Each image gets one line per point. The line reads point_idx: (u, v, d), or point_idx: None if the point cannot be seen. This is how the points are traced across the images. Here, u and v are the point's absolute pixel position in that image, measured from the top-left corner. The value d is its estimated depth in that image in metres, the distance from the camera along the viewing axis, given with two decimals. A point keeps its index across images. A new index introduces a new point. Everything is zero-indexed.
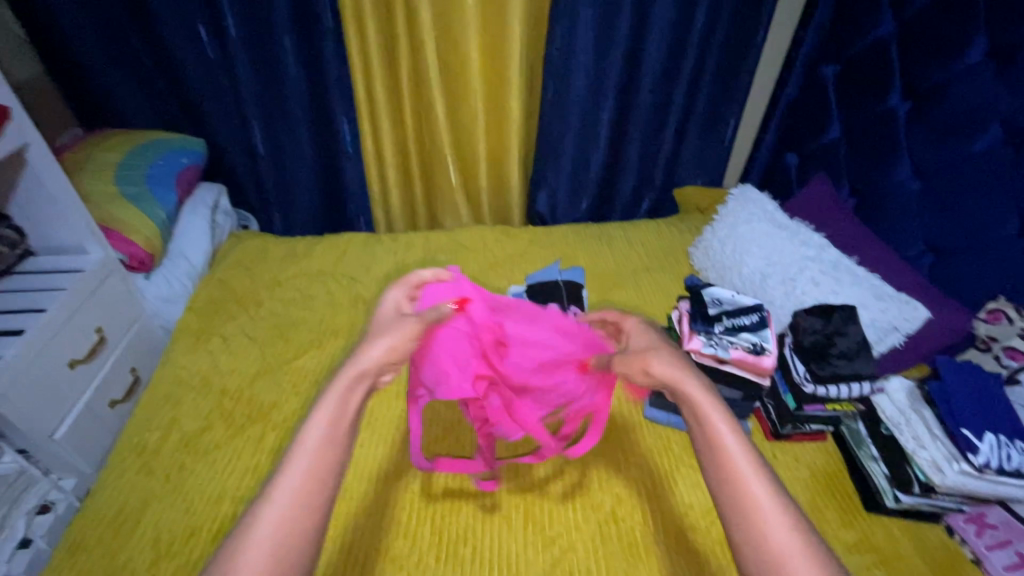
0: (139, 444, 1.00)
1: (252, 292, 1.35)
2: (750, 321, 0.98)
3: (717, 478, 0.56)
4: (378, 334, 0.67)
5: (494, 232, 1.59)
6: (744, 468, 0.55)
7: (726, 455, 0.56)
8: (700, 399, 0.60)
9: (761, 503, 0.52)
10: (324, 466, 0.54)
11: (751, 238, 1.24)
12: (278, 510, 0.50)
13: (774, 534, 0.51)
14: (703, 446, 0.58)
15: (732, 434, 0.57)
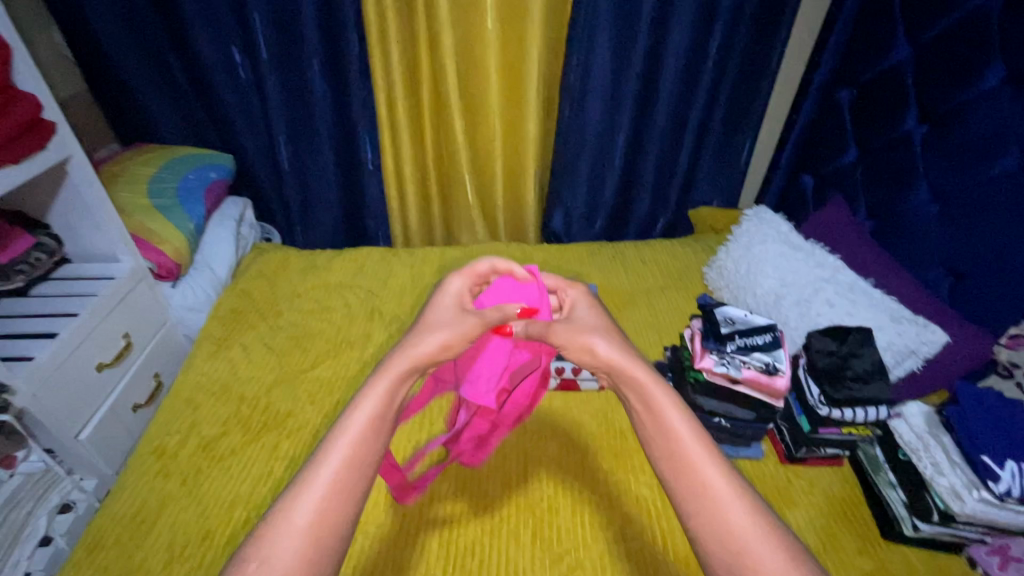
0: (159, 447, 1.03)
1: (272, 303, 1.39)
2: (763, 341, 0.98)
3: (663, 455, 0.59)
4: (431, 326, 0.69)
5: (510, 249, 1.61)
6: (687, 443, 0.59)
7: (680, 444, 0.59)
8: (644, 381, 0.63)
9: (718, 490, 0.56)
10: (362, 455, 0.57)
11: (766, 259, 1.24)
12: (316, 496, 0.54)
13: (733, 519, 0.54)
14: (656, 437, 0.60)
15: (675, 411, 0.61)
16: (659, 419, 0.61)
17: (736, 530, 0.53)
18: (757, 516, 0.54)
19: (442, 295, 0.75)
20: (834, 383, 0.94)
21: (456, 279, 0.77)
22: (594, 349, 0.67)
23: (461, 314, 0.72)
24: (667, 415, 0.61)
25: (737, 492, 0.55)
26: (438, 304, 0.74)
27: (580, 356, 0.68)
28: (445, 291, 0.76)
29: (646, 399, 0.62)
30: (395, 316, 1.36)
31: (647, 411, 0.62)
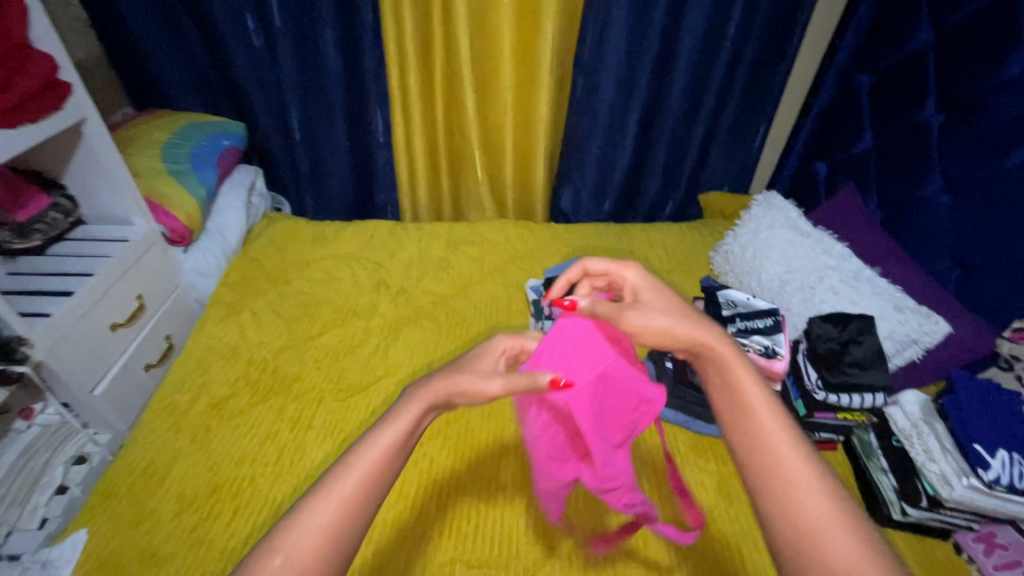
0: (170, 404, 1.06)
1: (282, 270, 1.41)
2: (764, 325, 0.98)
3: (741, 437, 0.57)
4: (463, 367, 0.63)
5: (517, 227, 1.61)
6: (771, 427, 0.57)
7: (752, 409, 0.58)
8: (728, 362, 0.63)
9: (787, 459, 0.54)
10: (384, 468, 0.52)
11: (772, 245, 1.24)
12: (336, 503, 0.49)
13: (798, 483, 0.52)
14: (728, 402, 0.60)
15: (760, 396, 0.59)
16: (738, 398, 0.60)
17: (803, 493, 0.52)
18: (824, 487, 0.52)
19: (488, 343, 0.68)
20: (832, 368, 0.94)
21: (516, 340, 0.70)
22: (673, 331, 0.67)
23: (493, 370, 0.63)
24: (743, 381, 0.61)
25: (806, 461, 0.54)
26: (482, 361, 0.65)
27: (659, 339, 0.68)
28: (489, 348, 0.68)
29: (722, 370, 0.63)
30: (402, 288, 1.38)
31: (721, 380, 0.62)
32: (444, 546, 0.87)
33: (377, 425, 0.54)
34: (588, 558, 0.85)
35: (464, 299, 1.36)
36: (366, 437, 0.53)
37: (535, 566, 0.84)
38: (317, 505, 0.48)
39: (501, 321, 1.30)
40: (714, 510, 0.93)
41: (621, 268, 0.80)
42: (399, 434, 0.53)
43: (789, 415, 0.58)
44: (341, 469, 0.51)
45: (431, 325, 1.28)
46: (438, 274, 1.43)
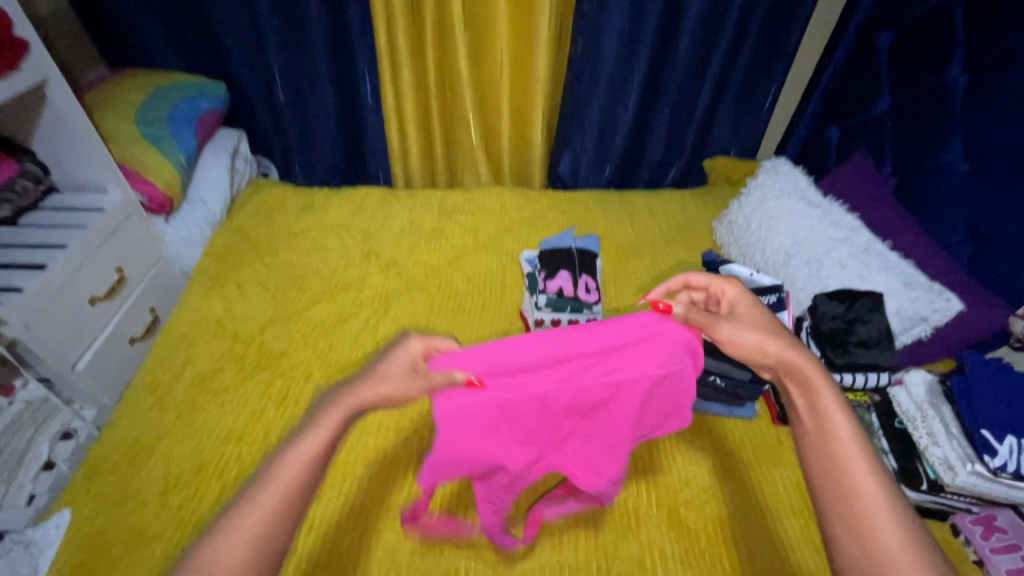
0: (153, 380, 1.03)
1: (269, 241, 1.36)
2: (766, 302, 0.93)
3: (818, 456, 0.57)
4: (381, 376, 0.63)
5: (514, 194, 1.55)
6: (850, 449, 0.56)
7: (839, 445, 0.56)
8: (813, 380, 0.62)
9: (863, 482, 0.54)
10: (301, 482, 0.53)
11: (779, 215, 1.18)
12: (252, 520, 0.50)
13: (876, 531, 0.51)
14: (812, 431, 0.59)
15: (843, 417, 0.58)
16: (820, 418, 0.59)
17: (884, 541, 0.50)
18: (899, 517, 0.51)
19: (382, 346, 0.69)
20: (835, 347, 0.91)
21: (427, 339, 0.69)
22: (764, 347, 0.66)
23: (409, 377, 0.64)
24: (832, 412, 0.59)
25: (891, 509, 0.52)
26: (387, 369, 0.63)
27: (748, 353, 0.67)
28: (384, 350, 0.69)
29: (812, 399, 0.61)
30: (392, 260, 1.33)
31: (808, 408, 0.60)
32: (433, 525, 0.85)
33: (294, 441, 0.55)
34: (579, 537, 0.84)
35: (457, 271, 1.31)
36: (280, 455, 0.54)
37: (525, 547, 0.83)
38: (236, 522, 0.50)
39: (495, 293, 1.25)
40: (708, 490, 0.91)
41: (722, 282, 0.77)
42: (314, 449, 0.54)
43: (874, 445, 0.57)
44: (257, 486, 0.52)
45: (423, 297, 1.24)
46: (431, 244, 1.38)
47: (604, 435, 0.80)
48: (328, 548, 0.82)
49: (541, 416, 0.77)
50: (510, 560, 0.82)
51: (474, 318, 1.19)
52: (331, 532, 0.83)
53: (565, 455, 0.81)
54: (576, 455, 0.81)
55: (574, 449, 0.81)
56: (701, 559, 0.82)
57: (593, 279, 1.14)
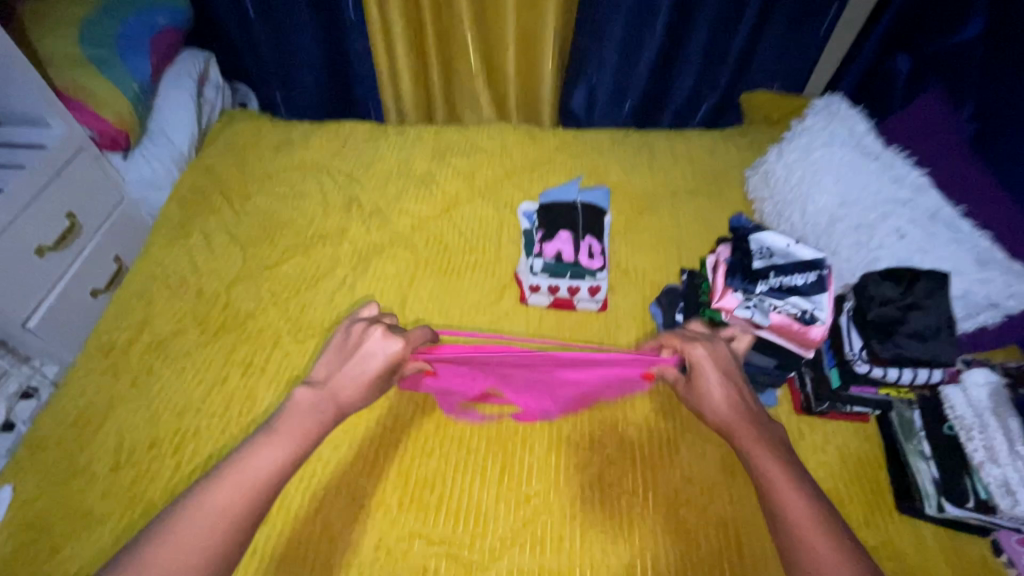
0: (108, 344, 0.95)
1: (241, 183, 1.22)
2: (803, 282, 0.77)
3: (772, 522, 0.59)
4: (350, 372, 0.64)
5: (517, 133, 1.36)
6: (796, 511, 0.58)
7: (800, 524, 0.57)
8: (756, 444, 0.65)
9: (813, 543, 0.55)
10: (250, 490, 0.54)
11: (827, 169, 0.99)
12: (197, 527, 0.50)
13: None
14: (775, 516, 0.59)
15: (786, 479, 0.61)
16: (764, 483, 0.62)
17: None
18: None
19: (348, 332, 0.69)
20: (882, 338, 0.74)
21: (401, 337, 0.68)
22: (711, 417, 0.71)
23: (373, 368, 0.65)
24: (784, 488, 0.60)
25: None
26: (363, 367, 0.65)
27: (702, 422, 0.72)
28: (348, 333, 0.68)
29: (765, 476, 0.62)
30: (376, 209, 1.19)
31: (764, 489, 0.62)
32: (402, 517, 0.78)
33: (259, 444, 0.57)
34: (563, 539, 0.76)
35: (447, 224, 1.16)
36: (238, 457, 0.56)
37: (502, 546, 0.75)
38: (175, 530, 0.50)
39: (488, 252, 1.11)
40: (713, 488, 0.81)
41: (687, 342, 0.73)
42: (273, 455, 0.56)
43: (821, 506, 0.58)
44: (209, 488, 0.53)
45: (408, 254, 1.10)
46: (419, 191, 1.22)
47: (555, 389, 0.86)
48: (287, 539, 0.75)
49: (512, 370, 0.83)
50: (484, 560, 0.74)
51: (463, 279, 1.06)
52: (289, 522, 0.76)
53: (516, 390, 0.87)
54: (527, 394, 0.87)
55: (530, 389, 0.86)
56: (698, 568, 0.73)
57: (599, 241, 0.98)
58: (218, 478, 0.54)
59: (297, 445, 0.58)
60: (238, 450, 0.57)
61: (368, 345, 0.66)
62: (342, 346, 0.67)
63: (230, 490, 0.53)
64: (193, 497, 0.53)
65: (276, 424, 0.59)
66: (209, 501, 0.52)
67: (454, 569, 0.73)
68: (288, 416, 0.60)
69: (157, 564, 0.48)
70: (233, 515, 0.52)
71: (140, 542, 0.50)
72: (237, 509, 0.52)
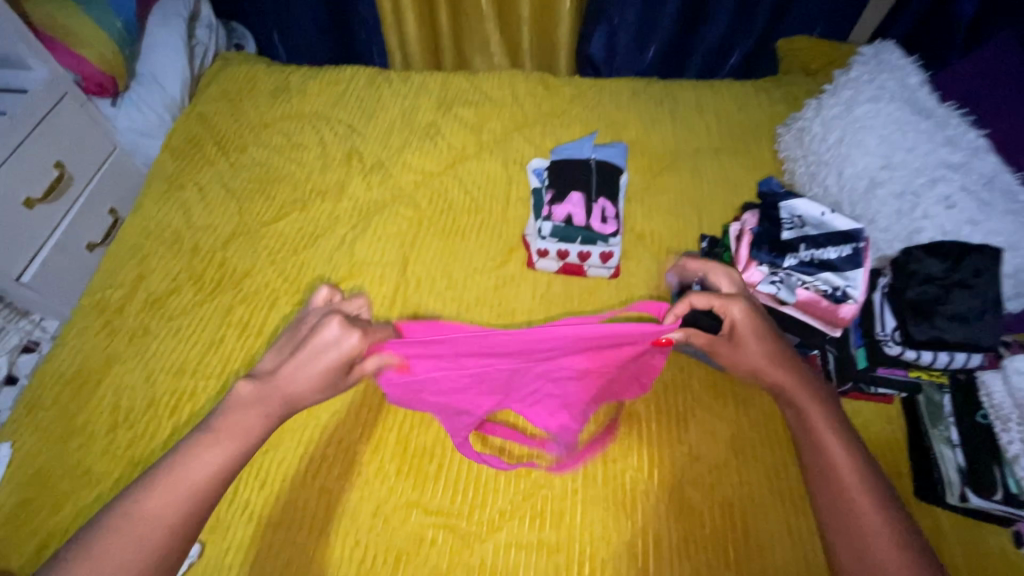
0: (102, 301, 0.93)
1: (236, 133, 1.16)
2: (837, 256, 0.70)
3: (822, 488, 0.60)
4: (300, 372, 0.60)
5: (530, 81, 1.26)
6: (851, 483, 0.58)
7: (843, 479, 0.59)
8: (811, 410, 0.64)
9: (868, 517, 0.56)
10: (187, 496, 0.53)
11: (872, 125, 0.89)
12: (130, 532, 0.51)
13: (891, 566, 0.53)
14: (819, 472, 0.61)
15: (843, 449, 0.61)
16: (819, 450, 0.62)
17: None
18: (905, 552, 0.54)
19: (305, 318, 0.66)
20: (919, 319, 0.68)
21: (358, 329, 0.64)
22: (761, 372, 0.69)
23: (325, 360, 0.61)
24: (830, 444, 0.61)
25: (902, 550, 0.54)
26: (312, 359, 0.61)
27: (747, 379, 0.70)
28: (301, 326, 0.65)
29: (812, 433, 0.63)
30: (377, 162, 1.12)
31: (810, 443, 0.63)
32: (400, 486, 0.76)
33: (200, 447, 0.55)
34: (562, 514, 0.74)
35: (453, 180, 1.09)
36: (174, 459, 0.55)
37: (501, 518, 0.74)
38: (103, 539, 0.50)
39: (495, 211, 1.04)
40: (723, 468, 0.77)
41: (728, 300, 0.68)
42: (210, 454, 0.55)
43: (877, 480, 0.59)
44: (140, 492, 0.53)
45: (410, 212, 1.04)
46: (424, 144, 1.15)
47: (562, 394, 0.81)
48: (283, 504, 0.74)
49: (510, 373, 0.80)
50: (483, 532, 0.73)
51: (468, 241, 1.00)
52: (287, 487, 0.76)
53: (527, 404, 0.82)
54: (539, 403, 0.81)
55: (539, 399, 0.81)
56: (701, 547, 0.71)
57: (613, 205, 0.91)
58: (152, 486, 0.53)
59: (238, 446, 0.56)
60: (174, 452, 0.56)
61: (320, 341, 0.61)
62: (294, 339, 0.64)
63: (158, 495, 0.53)
64: (120, 505, 0.52)
65: (215, 424, 0.57)
66: (141, 512, 0.52)
67: (451, 540, 0.72)
68: (227, 415, 0.58)
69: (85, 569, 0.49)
70: (166, 525, 0.52)
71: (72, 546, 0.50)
72: (171, 515, 0.52)
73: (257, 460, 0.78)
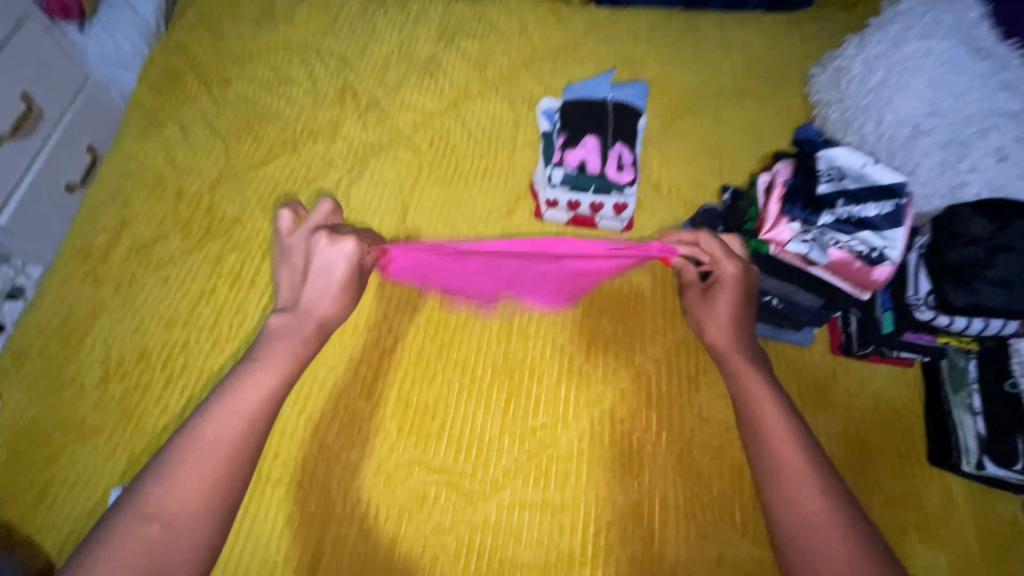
0: (84, 248, 0.87)
1: (218, 65, 1.06)
2: (875, 214, 0.64)
3: (750, 434, 0.58)
4: (320, 277, 0.61)
5: (540, 10, 1.14)
6: (777, 427, 0.56)
7: (768, 423, 0.57)
8: (741, 364, 0.64)
9: (789, 458, 0.54)
10: (258, 412, 0.50)
11: (921, 65, 0.81)
12: (201, 453, 0.46)
13: (812, 506, 0.51)
14: (753, 428, 0.58)
15: (772, 399, 0.59)
16: (748, 399, 0.60)
17: (828, 532, 0.49)
18: (826, 494, 0.51)
19: (291, 246, 0.65)
20: (957, 284, 0.64)
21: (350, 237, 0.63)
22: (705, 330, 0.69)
23: (332, 262, 0.61)
24: (763, 400, 0.59)
25: (830, 498, 0.51)
26: (322, 274, 0.61)
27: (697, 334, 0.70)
28: (290, 256, 0.64)
29: (745, 388, 0.61)
30: (373, 100, 1.03)
31: (745, 402, 0.60)
32: (402, 444, 0.74)
33: (247, 373, 0.52)
34: (569, 475, 0.72)
35: (455, 121, 1.01)
36: (226, 386, 0.51)
37: (505, 477, 0.72)
38: (184, 462, 0.46)
39: (501, 156, 0.97)
40: (732, 431, 0.75)
41: (722, 255, 0.68)
42: (271, 371, 0.52)
43: (803, 428, 0.57)
44: (199, 418, 0.49)
45: (409, 156, 0.97)
46: (423, 80, 1.05)
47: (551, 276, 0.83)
48: (281, 460, 0.73)
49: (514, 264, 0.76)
50: (486, 491, 0.72)
51: (471, 189, 0.94)
52: (286, 443, 0.74)
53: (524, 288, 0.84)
54: (538, 290, 0.80)
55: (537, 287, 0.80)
56: (707, 510, 0.70)
57: (631, 151, 0.83)
58: (208, 412, 0.49)
59: (292, 364, 0.54)
60: (224, 384, 0.52)
61: (325, 255, 0.62)
62: (294, 267, 0.63)
63: (217, 419, 0.48)
64: (184, 435, 0.47)
65: (258, 354, 0.54)
66: (204, 435, 0.47)
67: (455, 499, 0.71)
68: (270, 344, 0.56)
69: (166, 498, 0.44)
70: (228, 442, 0.48)
71: (138, 483, 0.45)
72: (234, 435, 0.48)
73: None
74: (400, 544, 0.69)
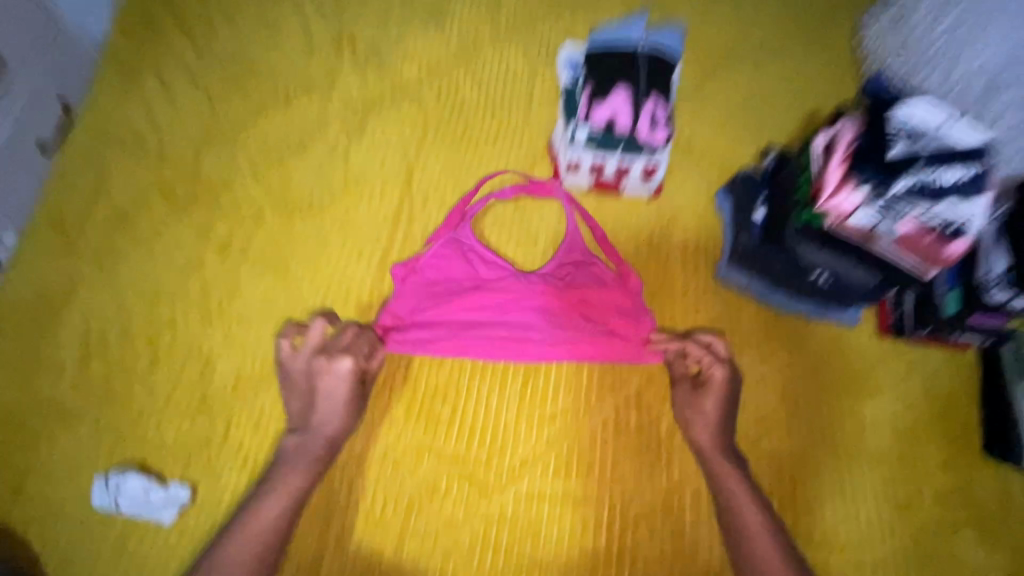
0: (60, 215, 0.80)
1: (199, 9, 0.95)
2: (956, 180, 0.55)
3: (737, 555, 0.59)
4: (318, 404, 0.66)
5: None
6: (763, 548, 0.58)
7: (754, 543, 0.58)
8: (723, 469, 0.63)
9: None
10: (264, 542, 0.58)
11: (998, 13, 0.73)
12: None
13: None
14: (739, 550, 0.59)
15: (757, 512, 0.60)
16: (732, 511, 0.61)
17: None
18: None
19: (289, 369, 0.68)
20: None
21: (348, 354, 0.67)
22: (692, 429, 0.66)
23: (336, 406, 0.65)
24: (745, 507, 0.60)
25: None
26: (330, 395, 0.66)
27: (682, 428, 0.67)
28: (292, 381, 0.68)
29: (726, 499, 0.61)
30: (373, 50, 0.93)
31: (728, 512, 0.61)
32: (411, 430, 0.68)
33: (263, 500, 0.60)
34: (592, 465, 0.67)
35: (464, 74, 0.91)
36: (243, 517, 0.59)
37: (522, 468, 0.67)
38: None
39: (515, 114, 0.87)
40: (769, 419, 0.69)
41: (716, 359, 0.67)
42: (282, 491, 0.61)
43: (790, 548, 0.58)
44: (217, 553, 0.57)
45: (413, 113, 0.88)
46: (428, 28, 0.94)
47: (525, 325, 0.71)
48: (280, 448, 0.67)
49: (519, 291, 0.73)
50: (502, 482, 0.66)
51: (482, 150, 0.85)
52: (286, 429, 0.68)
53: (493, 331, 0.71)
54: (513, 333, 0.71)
55: (525, 323, 0.71)
56: None
57: (666, 105, 0.73)
58: (226, 540, 0.58)
59: (294, 493, 0.61)
60: (244, 509, 0.60)
61: (327, 381, 0.66)
62: (302, 392, 0.67)
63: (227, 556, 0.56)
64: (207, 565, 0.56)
65: (273, 476, 0.62)
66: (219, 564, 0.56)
67: (469, 490, 0.66)
68: (281, 469, 0.63)
69: None
70: None
71: None
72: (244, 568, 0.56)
73: (249, 398, 0.70)
74: (409, 539, 0.64)
